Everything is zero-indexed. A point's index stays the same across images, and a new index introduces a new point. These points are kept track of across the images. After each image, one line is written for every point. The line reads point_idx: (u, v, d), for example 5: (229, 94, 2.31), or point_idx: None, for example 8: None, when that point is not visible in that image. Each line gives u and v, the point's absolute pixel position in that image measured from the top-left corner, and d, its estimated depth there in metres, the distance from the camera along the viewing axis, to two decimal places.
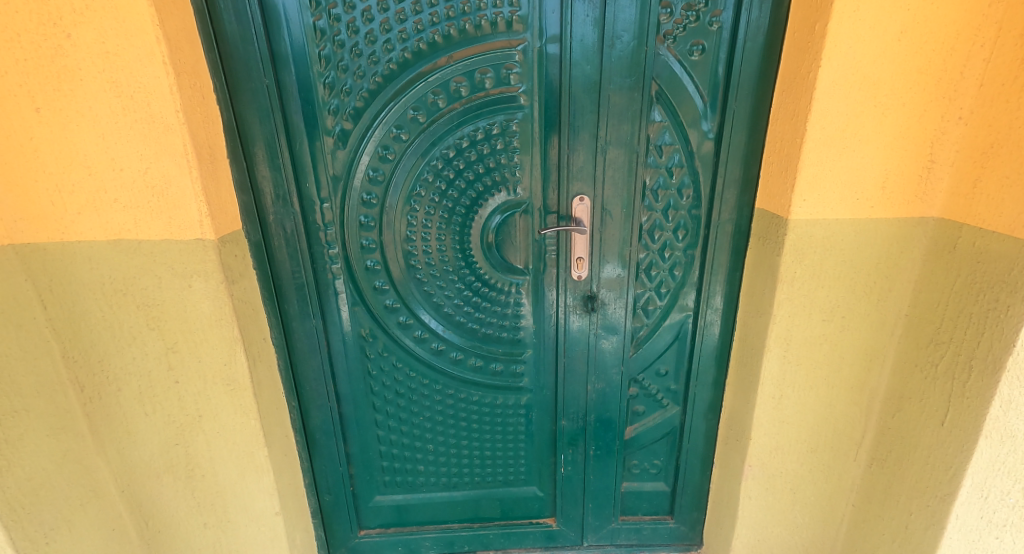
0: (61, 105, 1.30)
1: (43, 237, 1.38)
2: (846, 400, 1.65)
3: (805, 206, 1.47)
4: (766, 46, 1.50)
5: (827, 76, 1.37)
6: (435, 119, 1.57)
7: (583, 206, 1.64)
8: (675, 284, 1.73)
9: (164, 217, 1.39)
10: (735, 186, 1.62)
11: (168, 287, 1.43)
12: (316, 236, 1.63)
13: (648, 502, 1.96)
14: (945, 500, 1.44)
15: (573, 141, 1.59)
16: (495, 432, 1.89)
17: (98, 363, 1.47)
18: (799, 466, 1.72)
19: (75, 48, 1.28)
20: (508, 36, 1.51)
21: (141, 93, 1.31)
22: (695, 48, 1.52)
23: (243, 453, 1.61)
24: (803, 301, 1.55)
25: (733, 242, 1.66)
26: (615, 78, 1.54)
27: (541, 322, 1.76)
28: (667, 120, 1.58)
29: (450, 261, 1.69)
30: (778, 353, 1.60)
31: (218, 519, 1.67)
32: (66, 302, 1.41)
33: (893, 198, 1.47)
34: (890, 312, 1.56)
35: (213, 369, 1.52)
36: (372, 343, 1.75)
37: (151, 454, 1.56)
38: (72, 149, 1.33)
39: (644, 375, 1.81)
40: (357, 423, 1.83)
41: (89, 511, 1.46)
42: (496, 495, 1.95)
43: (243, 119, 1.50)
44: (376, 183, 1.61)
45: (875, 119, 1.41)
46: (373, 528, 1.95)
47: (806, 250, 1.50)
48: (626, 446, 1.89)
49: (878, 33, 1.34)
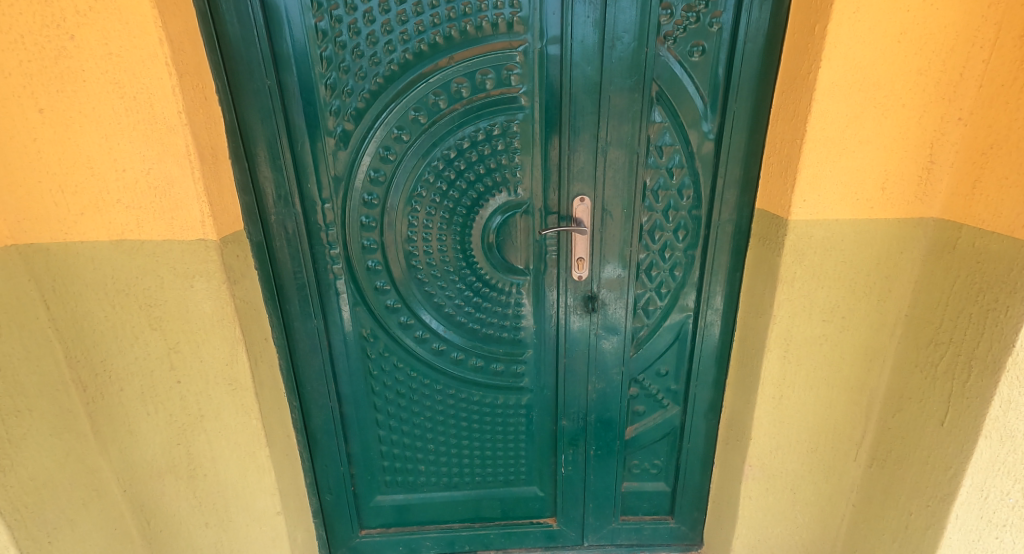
0: (65, 106, 1.31)
1: (46, 238, 1.38)
2: (847, 400, 1.65)
3: (805, 206, 1.47)
4: (766, 47, 1.50)
5: (827, 77, 1.37)
6: (436, 119, 1.58)
7: (584, 207, 1.64)
8: (676, 284, 1.73)
9: (166, 218, 1.40)
10: (735, 187, 1.62)
11: (171, 288, 1.44)
12: (318, 237, 1.63)
13: (648, 502, 1.96)
14: (945, 501, 1.44)
15: (574, 142, 1.59)
16: (496, 432, 1.89)
17: (100, 363, 1.47)
18: (799, 466, 1.72)
19: (79, 49, 1.28)
20: (509, 38, 1.52)
21: (144, 95, 1.32)
22: (695, 49, 1.53)
23: (244, 453, 1.61)
24: (803, 301, 1.55)
25: (733, 242, 1.67)
26: (616, 79, 1.54)
27: (542, 322, 1.76)
28: (667, 121, 1.58)
29: (451, 261, 1.70)
30: (778, 353, 1.61)
31: (219, 519, 1.67)
32: (69, 302, 1.42)
33: (893, 198, 1.47)
34: (890, 312, 1.56)
35: (214, 369, 1.52)
36: (373, 343, 1.76)
37: (153, 454, 1.57)
38: (75, 150, 1.34)
39: (645, 375, 1.82)
40: (358, 423, 1.83)
41: (91, 510, 1.47)
42: (497, 495, 1.96)
43: (245, 120, 1.51)
44: (377, 183, 1.62)
45: (875, 120, 1.41)
46: (374, 528, 1.96)
47: (806, 250, 1.50)
48: (626, 446, 1.89)
49: (878, 34, 1.34)
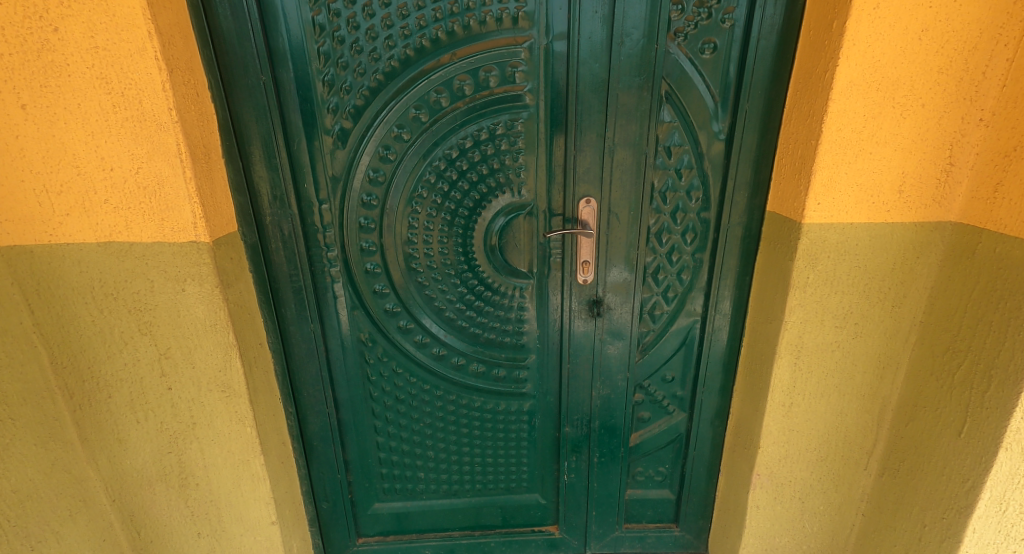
0: (48, 101, 1.25)
1: (30, 239, 1.33)
2: (857, 408, 1.61)
3: (820, 209, 1.42)
4: (780, 45, 1.45)
5: (845, 76, 1.32)
6: (438, 118, 1.53)
7: (589, 209, 1.60)
8: (683, 288, 1.68)
9: (156, 219, 1.34)
10: (746, 189, 1.57)
11: (162, 291, 1.39)
12: (315, 238, 1.58)
13: (653, 509, 1.91)
14: (962, 513, 1.40)
15: (580, 141, 1.54)
16: (497, 438, 1.84)
17: (87, 369, 1.41)
18: (808, 475, 1.68)
19: (63, 42, 1.23)
20: (514, 33, 1.46)
21: (133, 91, 1.26)
22: (706, 46, 1.48)
23: (238, 462, 1.56)
24: (815, 306, 1.51)
25: (743, 245, 1.62)
26: (623, 77, 1.49)
27: (545, 327, 1.71)
28: (676, 121, 1.53)
29: (452, 264, 1.65)
30: (788, 360, 1.56)
31: (212, 529, 1.62)
32: (55, 305, 1.36)
33: (910, 202, 1.42)
34: (905, 319, 1.51)
35: (206, 375, 1.47)
36: (371, 347, 1.71)
37: (143, 464, 1.51)
38: (61, 147, 1.28)
39: (650, 381, 1.77)
40: (355, 429, 1.78)
41: (77, 521, 1.42)
42: (498, 503, 1.91)
43: (240, 118, 1.46)
44: (376, 184, 1.56)
45: (893, 120, 1.36)
46: (371, 536, 1.91)
47: (820, 255, 1.46)
48: (630, 453, 1.85)
49: (898, 31, 1.29)
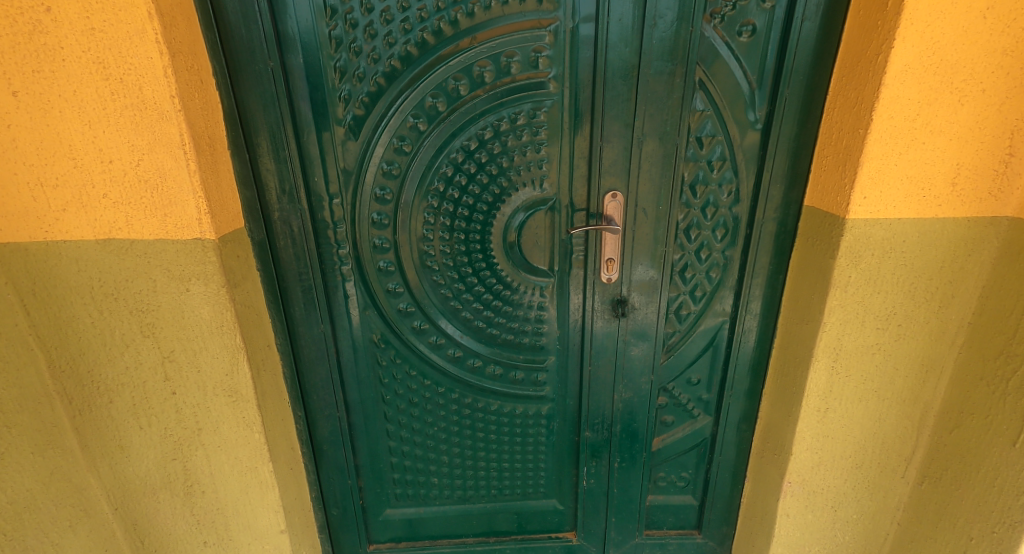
0: (42, 88, 1.17)
1: (24, 236, 1.25)
2: (897, 413, 1.52)
3: (865, 204, 1.33)
4: (824, 27, 1.36)
5: (898, 60, 1.23)
6: (457, 107, 1.44)
7: (615, 203, 1.51)
8: (712, 287, 1.60)
9: (158, 215, 1.26)
10: (782, 183, 1.48)
11: (165, 291, 1.31)
12: (325, 234, 1.50)
13: (674, 516, 1.83)
14: (1015, 527, 1.32)
15: (606, 131, 1.45)
16: (514, 442, 1.76)
17: (87, 373, 1.34)
18: (842, 482, 1.60)
19: (56, 23, 1.14)
20: (538, 15, 1.37)
21: (133, 77, 1.18)
22: (744, 28, 1.38)
23: (246, 468, 1.48)
24: (856, 307, 1.42)
25: (777, 242, 1.53)
26: (654, 63, 1.40)
27: (566, 327, 1.63)
28: (709, 109, 1.44)
29: (468, 261, 1.56)
30: (826, 363, 1.48)
31: (219, 538, 1.54)
32: (51, 305, 1.28)
33: (964, 195, 1.33)
34: (952, 320, 1.42)
35: (213, 379, 1.39)
36: (384, 349, 1.63)
37: (146, 471, 1.43)
38: (56, 137, 1.20)
39: (675, 384, 1.69)
40: (367, 433, 1.71)
41: (78, 533, 1.34)
42: (514, 509, 1.83)
43: (247, 107, 1.37)
44: (390, 177, 1.48)
45: (948, 108, 1.27)
46: (382, 543, 1.83)
47: (864, 252, 1.37)
48: (652, 458, 1.77)
49: (959, 10, 1.20)
